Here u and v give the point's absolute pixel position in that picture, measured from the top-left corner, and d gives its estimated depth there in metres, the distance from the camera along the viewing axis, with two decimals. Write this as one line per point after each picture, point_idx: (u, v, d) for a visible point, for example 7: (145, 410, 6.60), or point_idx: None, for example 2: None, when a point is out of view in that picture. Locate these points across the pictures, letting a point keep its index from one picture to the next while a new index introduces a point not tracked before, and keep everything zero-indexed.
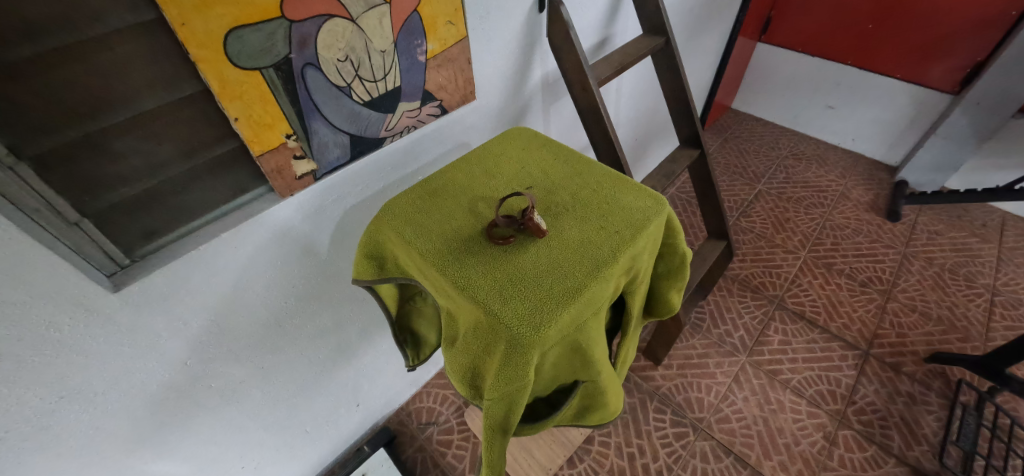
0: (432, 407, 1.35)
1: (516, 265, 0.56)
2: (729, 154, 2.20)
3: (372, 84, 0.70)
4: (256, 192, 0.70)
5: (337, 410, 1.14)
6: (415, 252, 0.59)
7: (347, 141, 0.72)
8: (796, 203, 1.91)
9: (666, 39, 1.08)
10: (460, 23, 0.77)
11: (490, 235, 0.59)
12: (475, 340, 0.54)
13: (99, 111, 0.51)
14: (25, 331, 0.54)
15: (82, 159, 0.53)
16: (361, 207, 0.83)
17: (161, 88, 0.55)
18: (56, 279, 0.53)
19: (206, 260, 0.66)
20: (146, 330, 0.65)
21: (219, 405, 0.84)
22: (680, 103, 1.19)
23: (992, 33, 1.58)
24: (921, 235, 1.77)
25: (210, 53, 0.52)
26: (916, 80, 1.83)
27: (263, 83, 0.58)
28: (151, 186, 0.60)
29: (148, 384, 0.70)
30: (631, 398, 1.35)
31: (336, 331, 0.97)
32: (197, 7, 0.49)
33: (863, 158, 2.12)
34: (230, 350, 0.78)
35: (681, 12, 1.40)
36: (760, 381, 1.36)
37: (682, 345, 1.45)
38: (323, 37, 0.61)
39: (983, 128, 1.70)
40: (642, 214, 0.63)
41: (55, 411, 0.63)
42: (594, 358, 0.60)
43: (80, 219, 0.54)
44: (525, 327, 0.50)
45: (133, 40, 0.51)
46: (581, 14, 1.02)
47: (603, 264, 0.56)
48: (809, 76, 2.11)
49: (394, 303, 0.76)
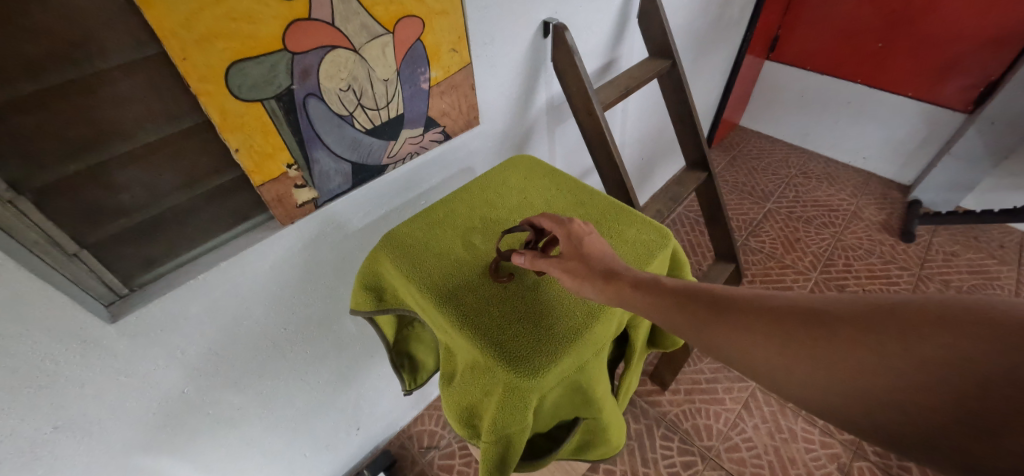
0: (434, 430, 1.32)
1: (514, 304, 0.55)
2: (736, 172, 2.17)
3: (375, 112, 0.70)
4: (257, 219, 0.70)
5: (338, 433, 1.12)
6: (412, 288, 0.58)
7: (348, 168, 0.72)
8: (806, 223, 1.88)
9: (673, 62, 1.08)
10: (464, 50, 0.77)
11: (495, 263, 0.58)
12: (472, 380, 0.52)
13: (99, 143, 0.52)
14: (21, 363, 0.53)
15: (83, 191, 0.53)
16: (362, 233, 0.83)
17: (163, 121, 0.55)
18: (53, 313, 0.52)
19: (206, 289, 0.65)
20: (144, 358, 0.64)
21: (219, 432, 0.83)
22: (688, 125, 1.18)
23: (1005, 50, 1.56)
24: (936, 256, 1.73)
25: (211, 86, 0.52)
26: (929, 99, 1.81)
27: (265, 114, 0.58)
28: (152, 216, 0.60)
29: (143, 413, 0.69)
30: (637, 424, 1.32)
31: (335, 354, 0.95)
32: (198, 41, 0.49)
33: (874, 177, 2.10)
34: (230, 375, 0.77)
35: (687, 34, 1.40)
36: (771, 408, 1.32)
37: (690, 369, 1.42)
38: (325, 68, 0.61)
39: (998, 148, 1.66)
40: (647, 248, 0.62)
41: (50, 441, 0.61)
42: (596, 397, 0.58)
43: (78, 250, 0.53)
44: (523, 369, 0.48)
45: (135, 74, 0.51)
46: (586, 39, 1.02)
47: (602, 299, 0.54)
48: (817, 94, 2.09)
49: (392, 330, 0.75)
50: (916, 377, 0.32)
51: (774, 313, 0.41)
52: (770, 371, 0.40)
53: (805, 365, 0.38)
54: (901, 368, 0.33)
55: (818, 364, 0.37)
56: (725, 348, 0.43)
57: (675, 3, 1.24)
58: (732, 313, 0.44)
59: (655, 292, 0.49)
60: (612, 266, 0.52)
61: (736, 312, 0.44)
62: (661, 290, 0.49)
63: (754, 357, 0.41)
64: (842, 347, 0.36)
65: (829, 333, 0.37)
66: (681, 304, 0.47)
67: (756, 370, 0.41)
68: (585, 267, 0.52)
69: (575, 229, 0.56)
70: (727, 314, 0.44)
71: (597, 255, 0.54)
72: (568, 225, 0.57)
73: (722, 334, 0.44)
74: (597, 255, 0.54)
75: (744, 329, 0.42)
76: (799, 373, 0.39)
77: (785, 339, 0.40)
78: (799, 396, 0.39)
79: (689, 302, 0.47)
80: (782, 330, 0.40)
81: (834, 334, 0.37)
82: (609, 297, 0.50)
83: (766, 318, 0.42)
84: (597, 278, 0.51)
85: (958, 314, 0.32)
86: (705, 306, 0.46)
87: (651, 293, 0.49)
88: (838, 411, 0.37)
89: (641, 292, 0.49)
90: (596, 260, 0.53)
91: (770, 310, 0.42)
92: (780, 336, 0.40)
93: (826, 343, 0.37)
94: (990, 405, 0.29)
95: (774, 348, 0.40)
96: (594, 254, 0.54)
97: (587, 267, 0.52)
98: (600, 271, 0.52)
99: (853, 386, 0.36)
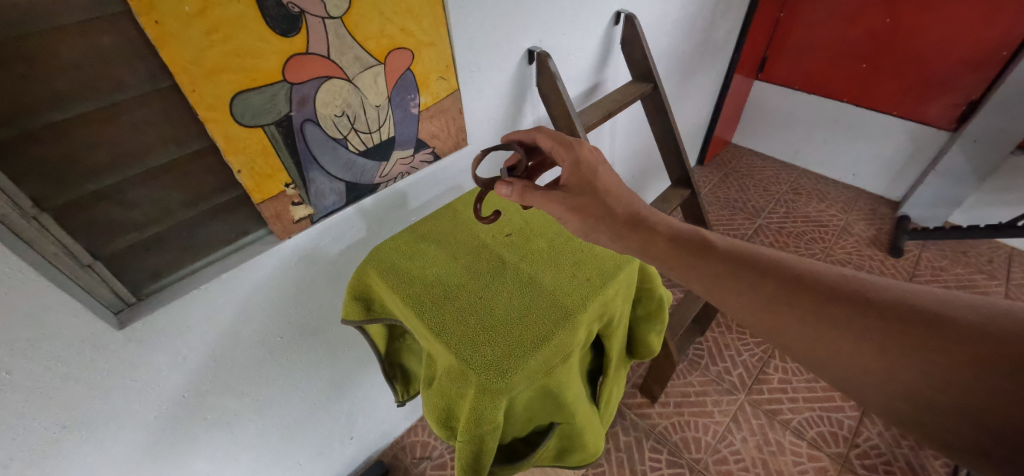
0: (427, 441, 1.35)
1: (489, 312, 0.60)
2: (728, 188, 2.22)
3: (368, 135, 0.75)
4: (256, 234, 0.75)
5: (332, 443, 1.15)
6: (395, 296, 0.63)
7: (343, 187, 0.77)
8: (796, 238, 1.92)
9: (654, 85, 1.13)
10: (451, 77, 0.83)
11: (479, 199, 0.67)
12: (447, 383, 0.56)
13: (115, 165, 0.57)
14: (36, 365, 0.57)
15: (98, 207, 0.58)
16: (356, 247, 0.88)
17: (172, 145, 0.61)
18: (67, 318, 0.57)
19: (207, 298, 0.70)
20: (148, 364, 0.68)
21: (215, 436, 0.86)
22: (671, 145, 1.23)
23: (985, 72, 1.61)
24: (925, 271, 1.75)
25: (217, 114, 0.58)
26: (913, 117, 1.86)
27: (265, 138, 0.64)
28: (160, 230, 0.65)
29: (146, 416, 0.73)
30: (627, 437, 1.33)
31: (329, 364, 0.99)
32: (206, 75, 0.55)
33: (864, 193, 2.14)
34: (228, 381, 0.81)
35: (673, 58, 1.47)
36: (759, 421, 1.34)
37: (679, 382, 1.44)
38: (321, 96, 0.66)
39: (983, 165, 1.70)
40: (614, 261, 0.67)
41: (57, 440, 0.65)
42: (567, 401, 0.61)
43: (92, 262, 0.58)
44: (492, 373, 0.53)
45: (150, 103, 0.57)
46: (571, 64, 1.08)
47: (622, 257, 0.67)
48: (806, 113, 2.15)
49: (384, 342, 0.78)
50: (942, 365, 0.43)
51: (825, 289, 0.50)
52: (802, 331, 0.50)
53: (846, 340, 0.48)
54: (929, 357, 0.43)
55: (859, 341, 0.47)
56: (772, 314, 0.52)
57: (659, 29, 1.31)
58: (786, 283, 0.53)
59: (709, 259, 0.58)
60: (639, 217, 0.64)
61: (791, 282, 0.52)
62: (722, 259, 0.58)
63: (798, 324, 0.50)
64: (885, 332, 0.46)
65: (877, 318, 0.46)
66: (739, 273, 0.56)
67: (794, 334, 0.51)
68: (604, 208, 0.63)
69: (582, 156, 0.65)
70: (779, 286, 0.53)
71: (604, 190, 0.64)
72: (576, 151, 0.65)
73: (773, 302, 0.52)
74: (614, 196, 0.65)
75: (795, 300, 0.51)
76: (835, 339, 0.48)
77: (833, 314, 0.49)
78: (826, 358, 0.49)
79: (746, 269, 0.55)
80: (831, 306, 0.49)
81: (882, 320, 0.46)
82: (642, 243, 0.62)
83: (818, 293, 0.50)
84: (652, 241, 0.62)
85: (989, 326, 0.42)
86: (758, 272, 0.55)
87: (708, 261, 0.58)
88: (857, 374, 0.48)
89: (704, 262, 0.58)
90: (621, 208, 0.64)
91: (812, 283, 0.52)
92: (828, 311, 0.49)
93: (873, 327, 0.46)
94: (981, 385, 0.41)
95: (816, 316, 0.50)
96: (606, 190, 0.64)
97: (599, 204, 0.63)
98: (627, 220, 0.64)
99: (880, 360, 0.46)
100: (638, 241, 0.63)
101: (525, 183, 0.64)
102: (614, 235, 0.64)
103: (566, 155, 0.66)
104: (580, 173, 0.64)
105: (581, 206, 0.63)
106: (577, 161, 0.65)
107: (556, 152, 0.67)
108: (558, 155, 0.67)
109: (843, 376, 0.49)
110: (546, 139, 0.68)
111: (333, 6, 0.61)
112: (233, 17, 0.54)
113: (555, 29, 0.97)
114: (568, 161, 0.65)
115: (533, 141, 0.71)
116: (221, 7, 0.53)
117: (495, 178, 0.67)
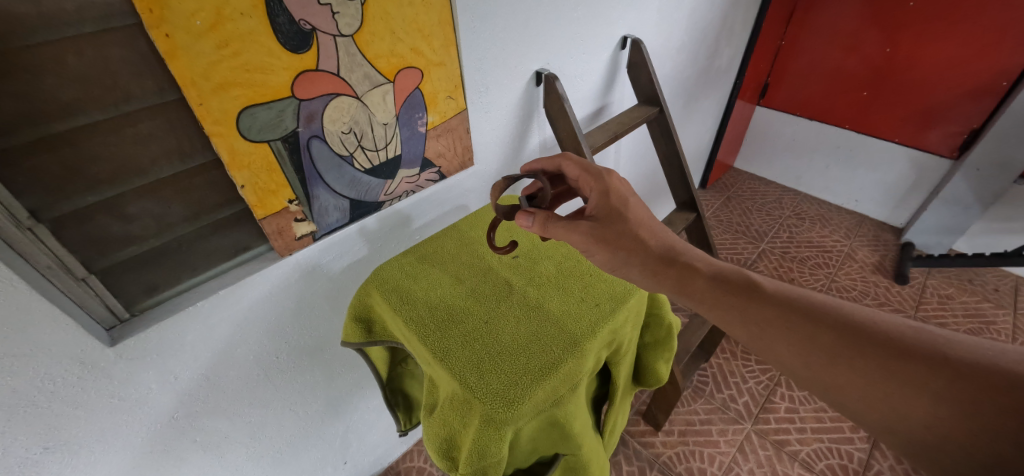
0: (423, 467, 1.30)
1: (495, 338, 0.58)
2: (730, 212, 2.23)
3: (374, 153, 0.75)
4: (257, 250, 0.73)
5: (324, 467, 1.11)
6: (399, 321, 0.61)
7: (346, 204, 0.76)
8: (800, 263, 1.91)
9: (660, 109, 1.14)
10: (460, 97, 0.83)
11: (492, 227, 0.65)
12: (450, 411, 0.54)
13: (117, 178, 0.56)
14: (20, 381, 0.55)
15: (97, 220, 0.57)
16: (357, 266, 0.86)
17: (176, 159, 0.60)
18: (57, 333, 0.55)
19: (204, 315, 0.68)
20: (137, 383, 0.66)
21: (203, 460, 0.82)
22: (676, 169, 1.23)
23: (986, 101, 1.63)
24: (931, 299, 1.73)
25: (223, 129, 0.57)
26: (916, 145, 1.86)
27: (271, 154, 0.63)
28: (158, 245, 0.63)
29: (133, 438, 0.70)
30: (631, 466, 1.29)
31: (326, 384, 0.96)
32: (215, 88, 0.55)
33: (867, 219, 2.14)
34: (220, 402, 0.78)
35: (678, 83, 1.48)
36: (767, 452, 1.30)
37: (683, 410, 1.41)
38: (329, 113, 0.66)
39: (986, 193, 1.70)
40: (624, 286, 0.66)
41: (39, 461, 0.63)
42: (573, 432, 0.59)
43: (87, 275, 0.56)
44: (497, 403, 0.50)
45: (155, 116, 0.56)
46: (577, 87, 1.09)
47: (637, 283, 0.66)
48: (808, 139, 2.16)
49: (385, 366, 0.76)
50: None
51: (894, 346, 0.47)
52: (853, 381, 0.48)
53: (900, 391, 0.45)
54: None
55: (936, 405, 0.44)
56: (829, 368, 0.50)
57: (664, 54, 1.32)
58: (845, 335, 0.50)
59: (755, 302, 0.56)
60: (669, 253, 0.62)
61: (852, 334, 0.50)
62: (771, 303, 0.55)
63: (859, 379, 0.48)
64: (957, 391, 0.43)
65: (960, 383, 0.43)
66: (788, 321, 0.53)
67: (853, 387, 0.48)
68: (636, 243, 0.62)
69: (612, 186, 0.63)
70: (834, 334, 0.50)
71: (634, 221, 0.63)
72: (605, 181, 0.63)
73: (832, 356, 0.49)
74: (644, 227, 0.63)
75: (857, 354, 0.48)
76: (889, 390, 0.46)
77: (904, 373, 0.46)
78: (891, 417, 0.46)
79: (798, 318, 0.53)
80: (895, 361, 0.46)
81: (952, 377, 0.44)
82: (678, 279, 0.60)
83: (886, 349, 0.47)
84: (689, 279, 0.60)
85: None
86: (812, 320, 0.52)
87: (755, 303, 0.56)
88: (911, 429, 0.45)
89: (750, 308, 0.56)
90: (655, 242, 0.62)
91: (872, 333, 0.49)
92: (895, 369, 0.46)
93: (957, 392, 0.43)
94: None
95: (871, 365, 0.47)
96: (635, 221, 0.63)
97: (629, 237, 0.62)
98: (662, 256, 0.61)
99: (965, 429, 0.42)
100: (675, 278, 0.60)
101: (546, 215, 0.62)
102: (647, 272, 0.61)
103: (594, 184, 0.64)
104: (615, 202, 0.63)
105: (608, 233, 0.61)
106: (606, 190, 0.63)
107: (583, 181, 0.65)
108: (584, 183, 0.65)
109: (894, 428, 0.47)
110: (572, 166, 0.66)
111: (345, 24, 0.61)
112: (245, 32, 0.54)
113: (562, 51, 0.98)
114: (596, 190, 0.63)
115: (557, 169, 0.69)
116: (234, 22, 0.53)
117: (514, 208, 0.66)
